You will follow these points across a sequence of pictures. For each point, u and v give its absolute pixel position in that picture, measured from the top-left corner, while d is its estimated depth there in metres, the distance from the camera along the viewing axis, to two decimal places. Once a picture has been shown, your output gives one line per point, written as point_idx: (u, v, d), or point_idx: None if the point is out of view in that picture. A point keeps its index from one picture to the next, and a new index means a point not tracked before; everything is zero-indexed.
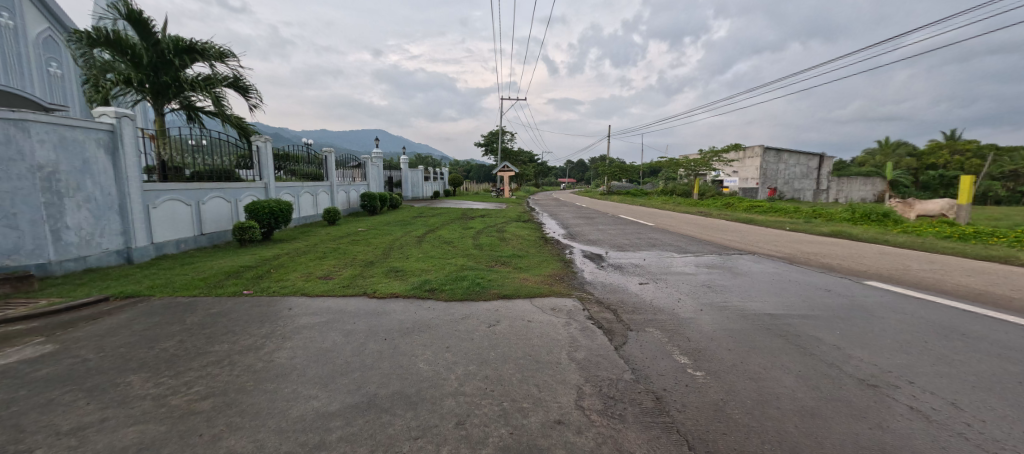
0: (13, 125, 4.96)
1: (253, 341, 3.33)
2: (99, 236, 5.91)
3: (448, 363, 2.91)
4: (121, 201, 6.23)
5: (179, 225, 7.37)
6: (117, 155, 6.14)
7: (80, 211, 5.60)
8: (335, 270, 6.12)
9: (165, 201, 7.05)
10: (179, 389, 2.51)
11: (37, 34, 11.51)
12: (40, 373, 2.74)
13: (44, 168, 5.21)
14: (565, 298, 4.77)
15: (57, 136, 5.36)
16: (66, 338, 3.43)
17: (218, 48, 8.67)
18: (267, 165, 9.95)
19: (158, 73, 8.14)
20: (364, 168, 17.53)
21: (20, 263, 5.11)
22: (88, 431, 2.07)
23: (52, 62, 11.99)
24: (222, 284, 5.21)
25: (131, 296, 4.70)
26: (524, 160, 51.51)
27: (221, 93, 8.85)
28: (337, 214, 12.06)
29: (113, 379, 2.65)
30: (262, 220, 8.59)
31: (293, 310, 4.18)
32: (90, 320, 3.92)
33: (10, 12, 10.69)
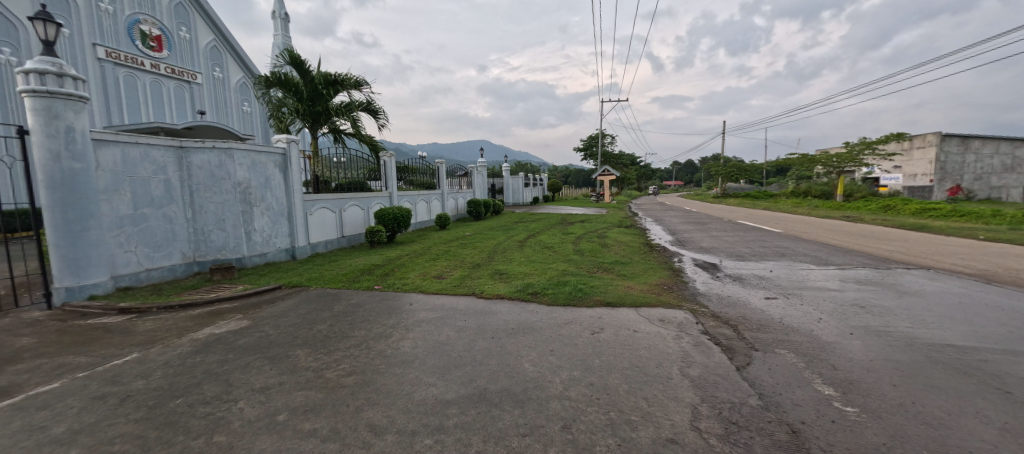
0: (225, 154, 6.54)
1: (383, 330, 3.84)
2: (274, 236, 7.42)
3: (552, 366, 2.96)
4: (289, 209, 7.73)
5: (326, 229, 8.85)
6: (287, 173, 7.63)
7: (263, 218, 7.13)
8: (447, 270, 6.69)
9: (318, 209, 8.57)
10: (331, 364, 3.02)
11: (237, 81, 15.80)
12: (241, 342, 3.56)
13: (242, 184, 6.76)
14: (675, 309, 4.43)
15: (250, 160, 6.88)
16: (255, 316, 4.40)
17: (355, 79, 10.27)
18: (391, 176, 11.36)
19: (313, 103, 9.93)
20: (470, 177, 18.78)
21: (227, 257, 6.72)
22: (270, 391, 2.60)
23: (245, 102, 16.18)
24: (359, 280, 6.10)
25: (295, 286, 5.80)
26: (626, 163, 49.55)
27: (357, 116, 10.43)
28: (447, 219, 13.17)
29: (286, 351, 3.31)
30: (388, 224, 9.84)
31: (413, 305, 4.70)
32: (270, 303, 4.95)
33: (220, 68, 15.07)
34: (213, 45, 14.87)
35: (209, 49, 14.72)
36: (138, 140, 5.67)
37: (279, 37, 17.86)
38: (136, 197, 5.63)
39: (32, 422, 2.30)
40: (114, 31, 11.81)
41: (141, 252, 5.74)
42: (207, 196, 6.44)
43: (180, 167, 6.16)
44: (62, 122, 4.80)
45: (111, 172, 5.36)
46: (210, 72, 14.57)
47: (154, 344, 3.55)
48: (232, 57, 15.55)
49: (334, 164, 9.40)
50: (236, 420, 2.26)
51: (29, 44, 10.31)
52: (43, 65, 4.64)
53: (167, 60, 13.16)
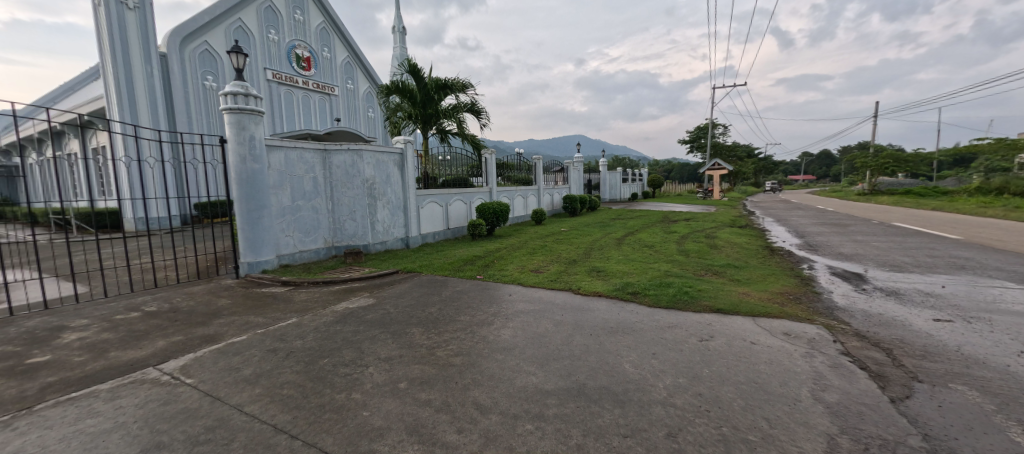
0: (357, 155, 7.56)
1: (485, 317, 4.09)
2: (393, 227, 8.38)
3: (654, 369, 2.82)
4: (405, 203, 8.63)
5: (435, 221, 9.68)
6: (404, 170, 8.51)
7: (384, 210, 8.10)
8: (543, 265, 6.80)
9: (428, 204, 9.42)
10: (441, 344, 3.33)
11: (365, 91, 18.25)
12: (368, 316, 4.13)
13: (369, 181, 7.74)
14: (804, 323, 3.84)
15: (375, 159, 7.84)
16: (379, 295, 5.06)
17: (461, 82, 11.00)
18: (491, 172, 11.93)
19: (425, 107, 10.89)
20: (566, 173, 18.65)
21: (356, 243, 7.81)
22: (392, 361, 2.98)
23: (370, 109, 18.63)
24: (463, 269, 6.56)
25: (410, 271, 6.48)
26: (742, 155, 44.17)
27: (462, 117, 11.16)
28: (543, 214, 13.37)
29: (405, 328, 3.74)
30: (487, 218, 10.37)
31: (512, 296, 4.90)
32: (390, 285, 5.63)
33: (353, 80, 17.53)
34: (348, 61, 17.32)
35: (345, 65, 17.18)
36: (295, 145, 6.90)
37: (397, 49, 19.92)
38: (293, 191, 6.88)
39: (231, 363, 3.00)
40: (279, 56, 14.55)
41: (296, 236, 7.01)
42: (343, 191, 7.54)
43: (324, 167, 7.33)
44: (247, 132, 6.08)
45: (278, 171, 6.63)
46: (345, 84, 17.08)
47: (307, 312, 4.33)
48: (361, 70, 17.96)
49: (441, 162, 10.23)
50: (367, 382, 2.64)
51: (225, 72, 13.22)
52: (236, 88, 5.96)
53: (315, 77, 15.76)
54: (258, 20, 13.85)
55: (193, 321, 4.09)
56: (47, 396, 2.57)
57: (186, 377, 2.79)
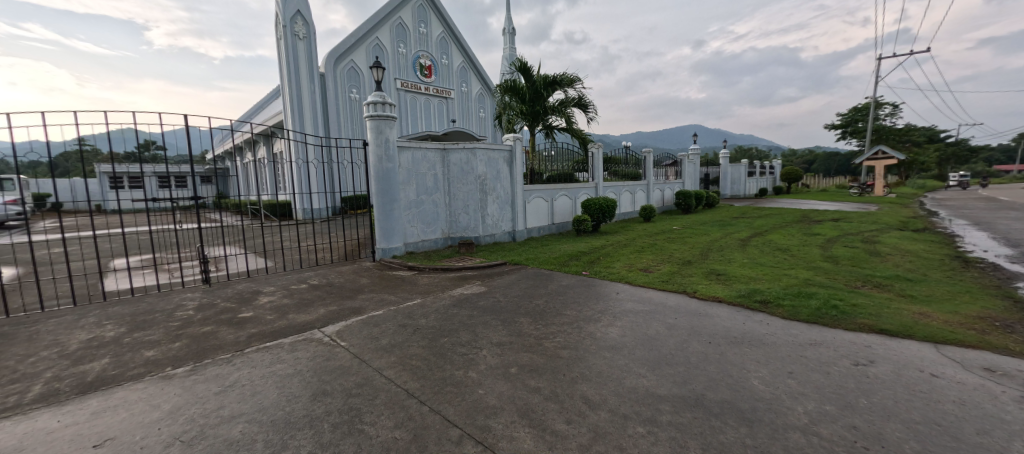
0: (471, 153, 8.10)
1: (592, 313, 4.05)
2: (501, 221, 8.79)
3: (791, 390, 2.46)
4: (512, 198, 8.98)
5: (540, 216, 9.88)
6: (512, 166, 8.83)
7: (494, 205, 8.54)
8: (653, 264, 6.42)
9: (534, 199, 9.65)
10: (549, 336, 3.41)
11: (477, 92, 19.46)
12: (481, 303, 4.43)
13: (481, 177, 8.23)
14: (1019, 359, 2.92)
15: (487, 157, 8.29)
16: (490, 284, 5.38)
17: (570, 77, 10.97)
18: (597, 167, 11.67)
19: (534, 103, 11.09)
20: (680, 166, 17.19)
21: (469, 235, 8.41)
22: (504, 347, 3.16)
23: (481, 109, 19.81)
24: (568, 264, 6.57)
25: (517, 263, 6.75)
26: (919, 141, 35.12)
27: (570, 112, 11.11)
28: (653, 211, 12.54)
29: (514, 317, 3.92)
30: (593, 214, 10.18)
31: (619, 294, 4.75)
32: (500, 276, 5.94)
33: (467, 84, 18.84)
34: (463, 66, 18.66)
35: (460, 69, 18.55)
36: (420, 145, 7.72)
37: (507, 50, 20.70)
38: (418, 187, 7.71)
39: (372, 333, 3.53)
40: (407, 67, 16.35)
41: (420, 227, 7.86)
42: (458, 187, 8.18)
43: (443, 164, 8.05)
44: (383, 136, 7.00)
45: (406, 169, 7.50)
46: (460, 88, 18.45)
47: (429, 295, 4.84)
48: (475, 73, 19.19)
49: (547, 158, 10.34)
50: (481, 363, 2.86)
51: (366, 84, 15.37)
52: (377, 98, 6.92)
53: (435, 83, 17.36)
54: (391, 36, 15.77)
55: (343, 295, 4.91)
56: (252, 343, 3.37)
57: (340, 340, 3.38)
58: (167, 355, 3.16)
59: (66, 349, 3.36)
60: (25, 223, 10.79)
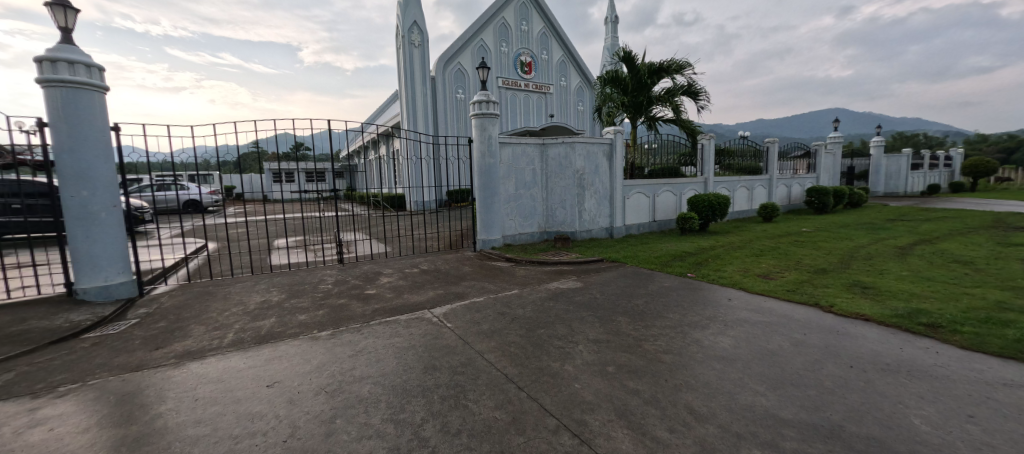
0: (570, 147, 8.03)
1: (699, 319, 3.73)
2: (598, 217, 8.57)
3: (972, 439, 1.95)
4: (611, 193, 8.66)
5: (640, 213, 9.38)
6: (612, 161, 8.50)
7: (591, 200, 8.35)
8: (775, 270, 5.64)
9: (634, 194, 9.18)
10: (649, 338, 3.24)
11: (576, 86, 19.21)
12: (576, 298, 4.41)
13: (579, 172, 8.10)
14: None
15: (586, 151, 8.12)
16: (586, 280, 5.31)
17: (679, 62, 10.19)
18: (707, 160, 10.72)
19: (637, 94, 10.42)
20: (814, 158, 14.70)
21: (565, 230, 8.40)
22: (601, 344, 3.10)
23: (580, 102, 19.50)
24: (671, 265, 6.14)
25: (614, 261, 6.53)
26: None
27: (678, 101, 10.30)
28: (776, 210, 10.94)
29: (611, 315, 3.82)
30: (701, 211, 9.32)
31: (732, 301, 4.28)
32: (596, 272, 5.82)
33: (566, 77, 18.71)
34: (563, 60, 18.57)
35: (560, 64, 18.50)
36: (520, 141, 7.93)
37: (609, 40, 19.96)
38: (517, 181, 7.95)
39: (474, 317, 3.78)
40: (508, 65, 16.87)
41: (517, 220, 8.11)
42: (556, 181, 8.20)
43: (542, 159, 8.15)
44: (487, 133, 7.36)
45: (507, 165, 7.79)
46: (558, 82, 18.41)
47: (526, 286, 4.98)
48: (574, 66, 18.94)
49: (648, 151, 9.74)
50: (578, 358, 2.85)
51: (470, 85, 16.29)
52: (482, 97, 7.30)
53: (534, 79, 17.61)
54: (494, 36, 16.40)
55: (448, 281, 5.33)
56: (376, 317, 3.87)
57: (447, 321, 3.69)
58: (314, 320, 3.83)
59: (248, 308, 4.28)
60: (220, 209, 13.96)
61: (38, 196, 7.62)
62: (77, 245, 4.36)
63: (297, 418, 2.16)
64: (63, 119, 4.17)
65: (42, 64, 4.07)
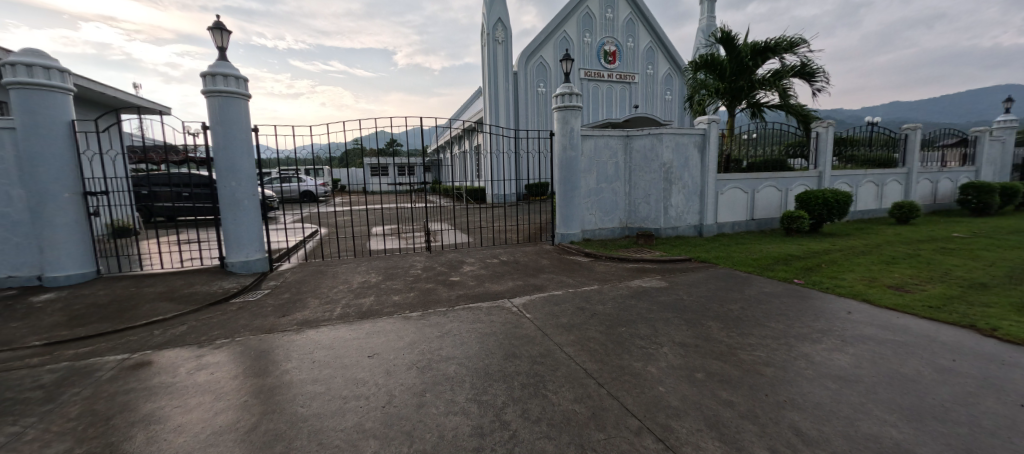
0: (657, 138, 7.54)
1: (807, 330, 3.29)
2: (686, 213, 7.95)
3: None
4: (702, 188, 7.96)
5: (736, 210, 8.51)
6: (705, 153, 7.79)
7: (679, 195, 7.77)
8: (911, 281, 4.72)
9: (730, 189, 8.33)
10: (745, 347, 2.95)
11: (664, 73, 18.01)
12: (660, 298, 4.18)
13: (666, 165, 7.57)
14: None
15: (675, 142, 7.55)
16: (671, 280, 5.00)
17: (790, 40, 9.00)
18: (825, 151, 9.31)
19: (737, 79, 9.32)
20: (973, 147, 11.94)
21: (648, 226, 7.97)
22: (688, 349, 2.91)
23: (668, 91, 18.27)
24: (773, 269, 5.48)
25: (704, 261, 6.03)
26: None
27: (788, 84, 9.09)
28: (914, 210, 9.14)
29: (700, 319, 3.55)
30: (813, 209, 8.15)
31: (851, 314, 3.69)
32: (683, 272, 5.44)
33: (653, 65, 17.64)
34: (650, 46, 17.53)
35: (647, 50, 17.49)
36: (603, 133, 7.69)
37: (704, 20, 18.28)
38: (599, 175, 7.75)
39: (553, 310, 3.79)
40: (591, 55, 16.40)
41: (598, 215, 7.91)
42: (640, 175, 7.81)
43: (626, 152, 7.82)
44: (568, 126, 7.27)
45: (588, 158, 7.62)
46: (645, 70, 17.44)
47: (605, 283, 4.86)
48: (663, 52, 17.76)
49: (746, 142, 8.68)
50: (662, 360, 2.71)
51: (552, 78, 16.19)
52: (565, 89, 7.22)
53: (619, 68, 16.90)
54: (578, 27, 16.02)
55: (527, 272, 5.42)
56: (460, 302, 4.10)
57: (525, 312, 3.76)
58: (406, 301, 4.18)
59: (351, 287, 4.83)
60: (329, 199, 15.89)
61: (200, 186, 9.42)
62: (228, 225, 5.30)
63: (393, 388, 2.38)
64: (219, 123, 5.08)
65: (207, 77, 4.99)
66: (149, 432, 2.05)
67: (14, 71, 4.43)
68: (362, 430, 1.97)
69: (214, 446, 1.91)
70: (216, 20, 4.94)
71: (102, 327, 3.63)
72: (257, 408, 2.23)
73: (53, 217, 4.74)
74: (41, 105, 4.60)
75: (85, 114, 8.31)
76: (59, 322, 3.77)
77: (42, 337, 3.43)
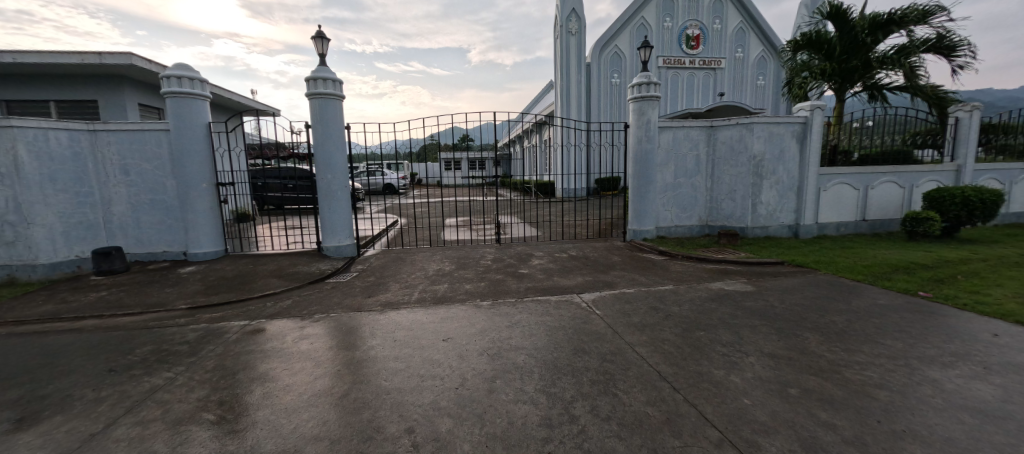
0: (746, 128, 6.86)
1: (935, 352, 2.79)
2: (779, 212, 7.13)
3: None
4: (800, 183, 7.06)
5: (843, 209, 7.43)
6: (805, 144, 6.89)
7: (771, 191, 6.98)
8: None
9: (836, 185, 7.29)
10: (851, 364, 2.58)
11: (756, 57, 16.28)
12: (746, 304, 3.83)
13: (757, 157, 6.85)
14: None
15: (768, 133, 6.79)
16: (759, 284, 4.55)
17: (922, 9, 7.57)
18: (968, 139, 7.87)
19: (848, 58, 8.05)
20: None
21: (733, 225, 7.32)
22: (779, 361, 2.63)
23: (760, 76, 16.51)
24: (890, 278, 4.70)
25: (800, 266, 5.38)
26: None
27: (918, 61, 7.62)
28: None
29: (794, 330, 3.18)
30: (947, 210, 6.83)
31: (998, 338, 3.04)
32: (774, 276, 4.92)
33: (743, 48, 16.03)
34: (740, 27, 15.95)
35: (736, 32, 15.94)
36: (684, 124, 7.19)
37: None
38: (677, 169, 7.28)
39: (624, 308, 3.67)
40: (672, 42, 15.38)
41: (675, 211, 7.45)
42: (725, 169, 7.18)
43: (709, 144, 7.24)
44: (645, 117, 6.93)
45: (665, 150, 7.20)
46: (733, 54, 15.92)
47: (682, 283, 4.58)
48: (755, 32, 16.05)
49: (857, 131, 7.42)
50: (748, 371, 2.49)
51: (627, 68, 15.51)
52: (642, 79, 6.86)
53: (702, 54, 15.65)
54: (657, 12, 15.13)
55: (597, 268, 5.31)
56: (528, 294, 4.16)
57: (595, 309, 3.68)
58: (477, 290, 4.33)
59: (427, 274, 5.13)
60: (407, 191, 17.03)
61: (302, 179, 10.66)
62: (325, 213, 5.93)
63: (465, 371, 2.50)
64: (319, 122, 5.68)
65: (310, 81, 5.60)
66: (264, 388, 2.39)
67: (170, 82, 5.39)
68: (437, 408, 2.10)
69: (314, 406, 2.17)
70: (318, 30, 5.51)
71: (228, 297, 4.31)
72: (348, 377, 2.49)
73: (195, 203, 5.70)
74: (188, 110, 5.53)
75: (217, 117, 9.83)
76: (199, 290, 4.55)
77: (186, 302, 4.17)
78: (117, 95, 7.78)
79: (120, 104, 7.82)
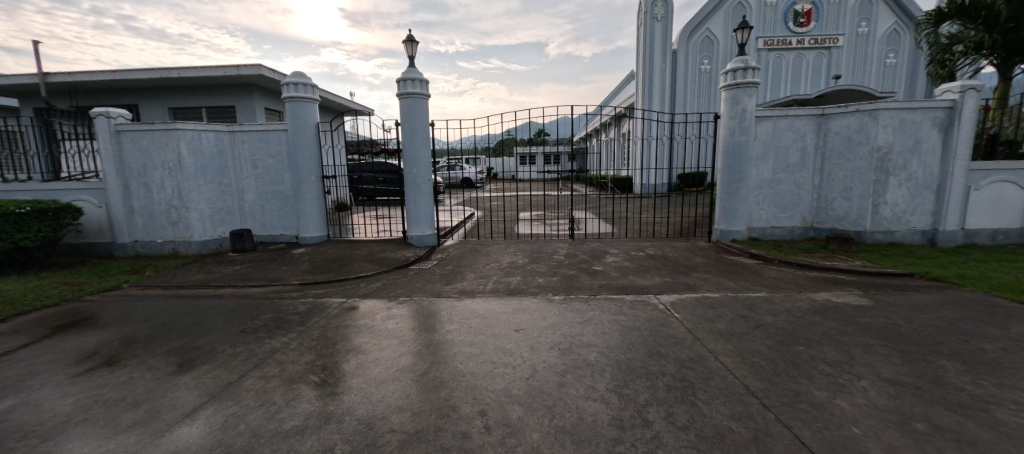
0: (869, 116, 5.86)
1: None
2: (910, 214, 6.02)
3: None
4: (941, 181, 5.87)
5: (1002, 212, 6.03)
6: (951, 132, 5.69)
7: (900, 189, 5.91)
8: None
9: (994, 183, 5.92)
10: (1006, 404, 2.10)
11: (886, 30, 13.83)
12: (860, 319, 3.32)
13: (882, 149, 5.82)
14: None
15: (899, 120, 5.73)
16: (879, 298, 3.90)
17: None
18: None
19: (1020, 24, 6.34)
20: None
21: (846, 228, 6.34)
22: (902, 389, 2.24)
23: (891, 53, 14.00)
24: None
25: (936, 280, 4.49)
26: None
27: None
28: None
29: (925, 355, 2.68)
30: None
31: None
32: (899, 290, 4.18)
33: (868, 21, 13.71)
34: None
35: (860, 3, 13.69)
36: (787, 112, 6.39)
37: None
38: (776, 163, 6.52)
39: (707, 313, 3.42)
40: (776, 20, 13.68)
41: (771, 210, 6.69)
42: (838, 163, 6.24)
43: (819, 134, 6.35)
44: (740, 106, 6.30)
45: (763, 143, 6.48)
46: (854, 29, 13.72)
47: (778, 291, 4.11)
48: (885, 2, 13.66)
49: None
50: (858, 395, 2.17)
51: (720, 53, 14.20)
52: (738, 64, 6.23)
53: (814, 32, 13.72)
54: None
55: (678, 269, 4.99)
56: (602, 291, 4.07)
57: (675, 311, 3.47)
58: (549, 284, 4.35)
59: (501, 265, 5.28)
60: (483, 185, 17.64)
61: (391, 172, 11.61)
62: (410, 205, 6.38)
63: (536, 363, 2.54)
64: (407, 121, 6.13)
65: (401, 82, 6.05)
66: (357, 360, 2.68)
67: (289, 89, 6.22)
68: (508, 395, 2.17)
69: (398, 380, 2.38)
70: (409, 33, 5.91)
71: (330, 276, 4.88)
72: (428, 357, 2.68)
73: (305, 194, 6.52)
74: (301, 113, 6.33)
75: (324, 117, 11.11)
76: (307, 269, 5.22)
77: (297, 279, 4.82)
78: (249, 100, 9.18)
79: (251, 108, 9.23)
